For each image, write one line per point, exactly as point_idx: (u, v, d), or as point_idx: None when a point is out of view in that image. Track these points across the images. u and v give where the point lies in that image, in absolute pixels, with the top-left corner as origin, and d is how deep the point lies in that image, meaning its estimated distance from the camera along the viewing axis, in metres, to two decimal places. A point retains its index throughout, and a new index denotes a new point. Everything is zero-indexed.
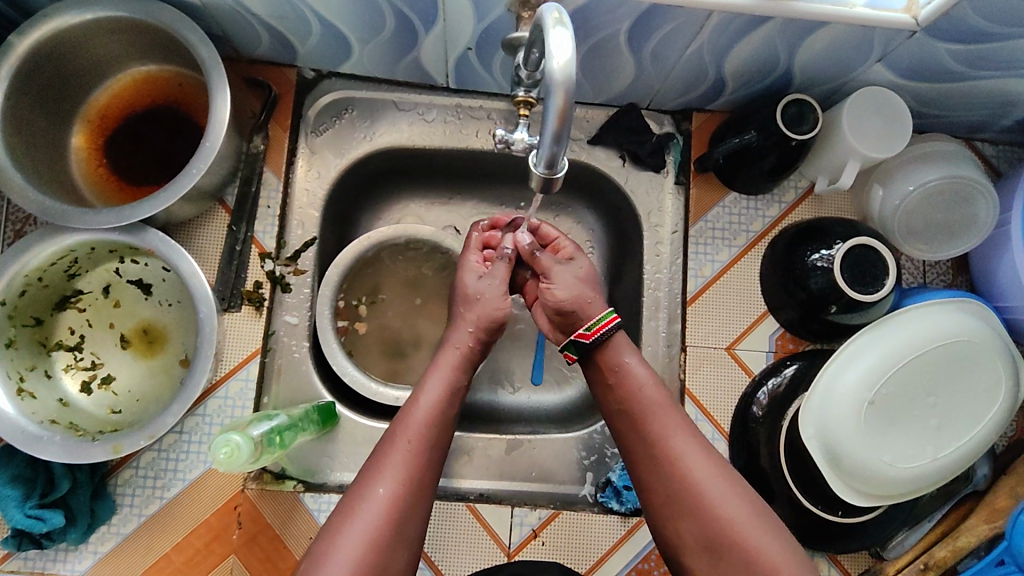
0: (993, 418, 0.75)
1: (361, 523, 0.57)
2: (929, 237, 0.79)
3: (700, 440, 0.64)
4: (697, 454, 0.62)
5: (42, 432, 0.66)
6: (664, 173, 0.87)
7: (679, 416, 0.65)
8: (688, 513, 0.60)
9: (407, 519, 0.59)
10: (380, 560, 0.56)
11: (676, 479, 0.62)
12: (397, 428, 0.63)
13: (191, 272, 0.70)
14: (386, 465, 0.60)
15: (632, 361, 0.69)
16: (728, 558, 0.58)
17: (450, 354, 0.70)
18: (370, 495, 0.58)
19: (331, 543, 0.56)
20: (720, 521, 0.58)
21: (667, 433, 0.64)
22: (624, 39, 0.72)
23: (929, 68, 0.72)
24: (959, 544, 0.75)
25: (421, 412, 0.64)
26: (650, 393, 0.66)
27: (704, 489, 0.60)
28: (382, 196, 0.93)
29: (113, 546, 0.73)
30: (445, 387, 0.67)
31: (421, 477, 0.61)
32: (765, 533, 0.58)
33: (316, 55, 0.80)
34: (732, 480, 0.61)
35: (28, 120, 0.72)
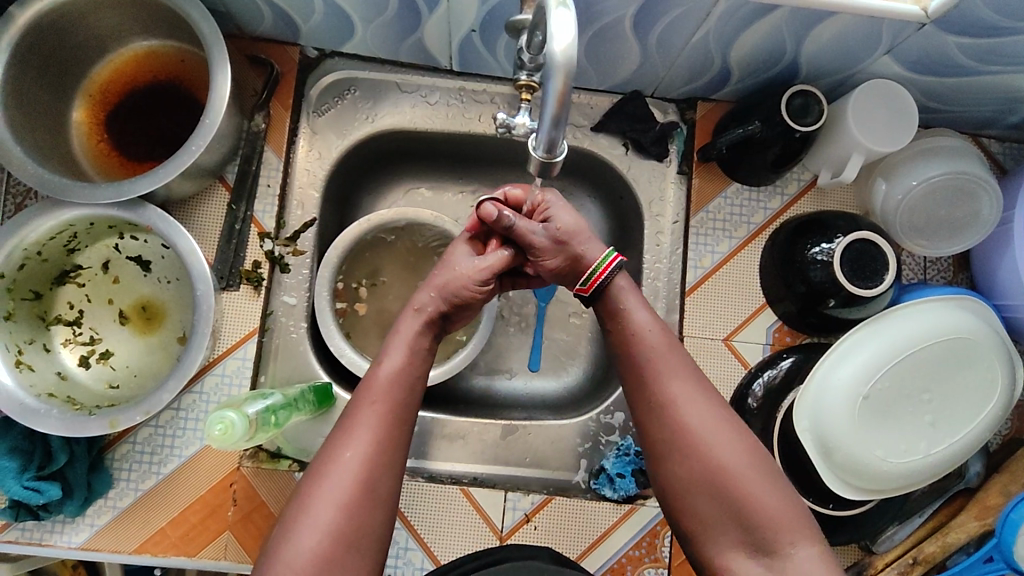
0: (988, 415, 0.75)
1: (330, 495, 0.56)
2: (931, 234, 0.79)
3: (697, 380, 0.62)
4: (694, 401, 0.61)
5: (40, 405, 0.67)
6: (667, 162, 0.86)
7: (679, 355, 0.63)
8: (679, 453, 0.60)
9: (379, 475, 0.58)
10: (354, 526, 0.56)
11: (668, 421, 0.61)
12: (362, 395, 0.62)
13: (189, 249, 0.70)
14: (353, 433, 0.59)
15: (632, 304, 0.66)
16: (717, 499, 0.58)
17: (411, 320, 0.67)
18: (337, 466, 0.57)
19: (301, 513, 0.56)
20: (712, 465, 0.58)
21: (661, 373, 0.62)
22: (630, 25, 0.71)
23: (937, 61, 0.71)
24: (949, 540, 0.76)
25: (387, 376, 0.62)
26: (648, 334, 0.64)
27: (696, 431, 0.60)
28: (383, 178, 0.93)
29: (110, 519, 0.74)
30: (408, 349, 0.65)
31: (392, 442, 0.60)
32: (757, 477, 0.58)
33: (319, 33, 0.80)
34: (728, 423, 0.60)
35: (29, 93, 0.72)
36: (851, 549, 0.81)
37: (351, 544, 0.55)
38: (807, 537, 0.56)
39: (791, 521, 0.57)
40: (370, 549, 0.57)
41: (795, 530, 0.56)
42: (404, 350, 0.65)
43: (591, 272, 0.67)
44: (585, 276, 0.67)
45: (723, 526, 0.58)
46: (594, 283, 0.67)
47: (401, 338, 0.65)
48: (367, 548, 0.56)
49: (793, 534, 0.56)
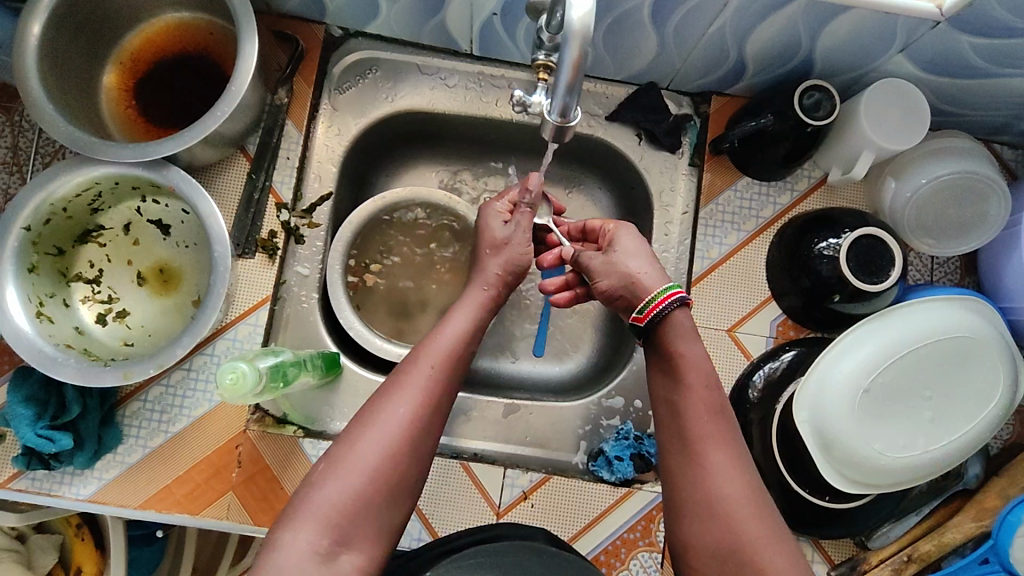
0: (989, 415, 0.75)
1: (380, 435, 0.57)
2: (938, 232, 0.79)
3: (736, 453, 0.61)
4: (719, 445, 0.61)
5: (57, 354, 0.69)
6: (679, 154, 0.88)
7: (726, 424, 0.62)
8: (705, 521, 0.58)
9: (423, 437, 0.59)
10: (394, 475, 0.57)
11: (695, 461, 0.60)
12: (421, 352, 0.64)
13: (209, 212, 0.72)
14: (408, 385, 0.60)
15: (683, 349, 0.66)
16: (738, 574, 0.55)
17: (478, 294, 0.72)
18: (388, 412, 0.59)
19: (349, 448, 0.57)
20: (739, 539, 0.56)
21: (703, 437, 0.61)
22: (648, 14, 0.72)
23: (950, 61, 0.72)
24: (945, 540, 0.76)
25: (448, 343, 0.65)
26: (698, 392, 0.63)
27: (727, 502, 0.58)
28: (400, 159, 0.95)
29: (118, 473, 0.75)
30: (470, 322, 0.68)
31: (442, 403, 0.62)
32: (772, 534, 0.57)
33: (344, 12, 0.82)
34: (761, 504, 0.58)
35: (64, 55, 0.74)
36: (845, 544, 0.81)
37: (388, 490, 0.56)
38: None
39: None
40: (403, 499, 0.58)
41: None
42: (466, 321, 0.68)
43: (648, 300, 0.68)
44: (642, 305, 0.69)
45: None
46: (649, 312, 0.68)
47: (464, 310, 0.69)
48: (400, 498, 0.57)
49: None
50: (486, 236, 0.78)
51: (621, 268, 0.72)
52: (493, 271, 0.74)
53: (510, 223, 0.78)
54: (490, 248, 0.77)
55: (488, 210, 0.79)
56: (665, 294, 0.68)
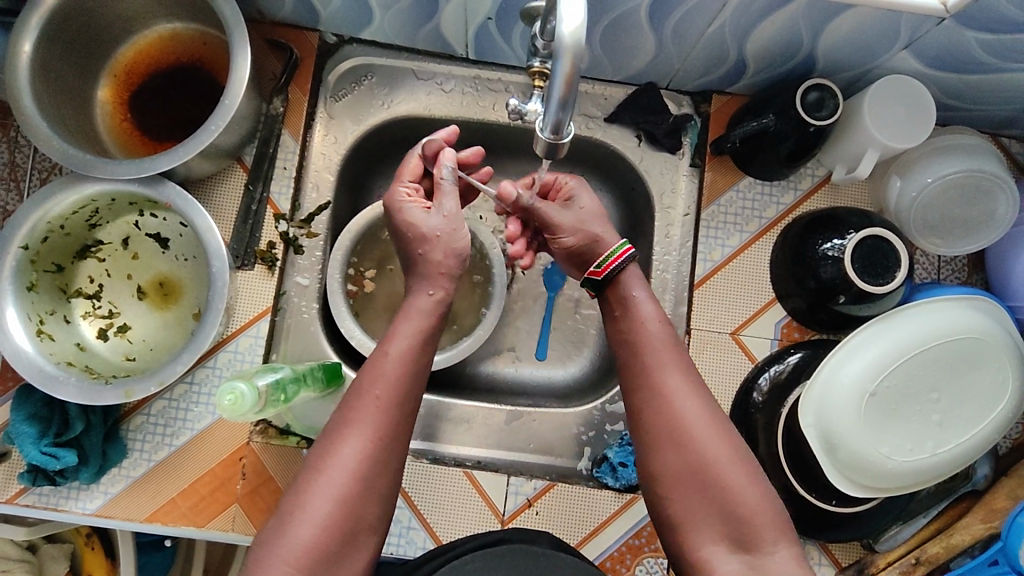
0: (997, 416, 0.74)
1: (330, 483, 0.57)
2: (944, 231, 0.78)
3: (692, 375, 0.63)
4: (688, 393, 0.62)
5: (59, 372, 0.69)
6: (680, 155, 0.86)
7: (680, 354, 0.65)
8: (672, 446, 0.60)
9: (377, 474, 0.58)
10: (351, 517, 0.56)
11: (664, 414, 0.61)
12: (365, 385, 0.61)
13: (206, 227, 0.71)
14: (355, 424, 0.59)
15: (641, 298, 0.68)
16: (704, 489, 0.58)
17: (423, 300, 0.67)
18: (336, 456, 0.58)
19: (299, 502, 0.56)
20: (704, 457, 0.59)
21: (663, 369, 0.63)
22: (645, 15, 0.71)
23: (956, 57, 0.70)
24: (953, 542, 0.75)
25: (392, 369, 0.62)
26: (654, 328, 0.66)
27: (690, 425, 0.60)
28: (397, 164, 0.94)
29: (123, 487, 0.76)
30: (412, 339, 0.64)
31: (393, 437, 0.60)
32: (743, 472, 0.59)
33: (338, 19, 0.81)
34: (720, 420, 0.61)
35: (57, 70, 0.74)
36: (853, 547, 0.80)
37: (344, 536, 0.56)
38: (785, 538, 0.56)
39: (772, 521, 0.57)
40: (364, 538, 0.58)
41: (777, 532, 0.57)
42: (409, 338, 0.64)
43: (603, 259, 0.70)
44: (600, 260, 0.70)
45: (706, 520, 0.58)
46: (607, 268, 0.70)
47: (405, 327, 0.65)
48: (361, 538, 0.57)
49: (774, 536, 0.56)
50: (411, 232, 0.70)
51: (587, 227, 0.72)
52: (438, 267, 0.68)
53: (432, 210, 0.70)
54: (424, 245, 0.69)
55: (391, 196, 0.72)
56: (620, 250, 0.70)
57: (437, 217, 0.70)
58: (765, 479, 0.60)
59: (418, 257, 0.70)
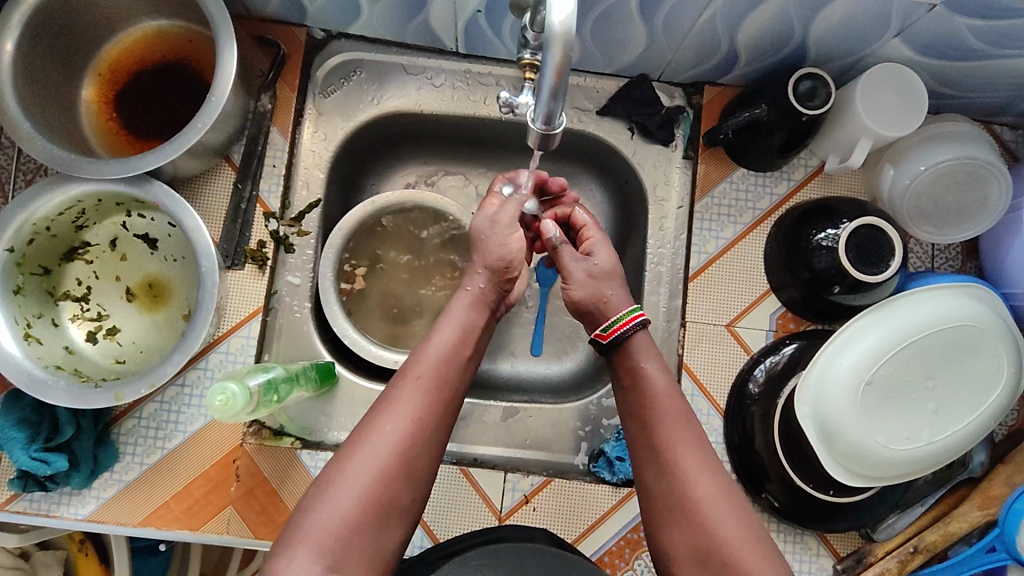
0: (993, 404, 0.74)
1: (370, 456, 0.56)
2: (937, 219, 0.78)
3: (708, 454, 0.61)
4: (702, 471, 0.60)
5: (47, 376, 0.68)
6: (672, 147, 0.86)
7: (692, 430, 0.62)
8: (683, 523, 0.59)
9: (416, 456, 0.58)
10: (387, 496, 0.56)
11: (676, 493, 0.59)
12: (408, 369, 0.62)
13: (194, 226, 0.70)
14: (396, 403, 0.59)
15: (653, 370, 0.66)
16: (717, 574, 0.56)
17: (462, 297, 0.69)
18: (377, 431, 0.57)
19: (339, 471, 0.56)
20: (718, 541, 0.57)
21: (674, 445, 0.61)
22: (635, 7, 0.70)
23: (947, 44, 0.70)
24: (950, 529, 0.75)
25: (435, 354, 0.63)
26: (667, 404, 0.63)
27: (704, 507, 0.58)
28: (388, 161, 0.93)
29: (116, 492, 0.75)
30: (462, 327, 0.66)
31: (434, 416, 0.60)
32: (760, 555, 0.56)
33: (326, 14, 0.80)
34: (735, 501, 0.59)
35: (40, 70, 0.73)
36: (850, 537, 0.80)
37: (381, 512, 0.55)
38: None
39: None
40: (400, 518, 0.57)
41: None
42: (457, 327, 0.66)
43: (614, 321, 0.68)
44: (604, 326, 0.69)
45: None
46: (614, 332, 0.68)
47: (455, 316, 0.67)
48: (396, 518, 0.57)
49: None
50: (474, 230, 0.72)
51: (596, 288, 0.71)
52: (481, 270, 0.70)
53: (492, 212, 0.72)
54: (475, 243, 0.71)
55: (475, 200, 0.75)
56: (629, 316, 0.68)
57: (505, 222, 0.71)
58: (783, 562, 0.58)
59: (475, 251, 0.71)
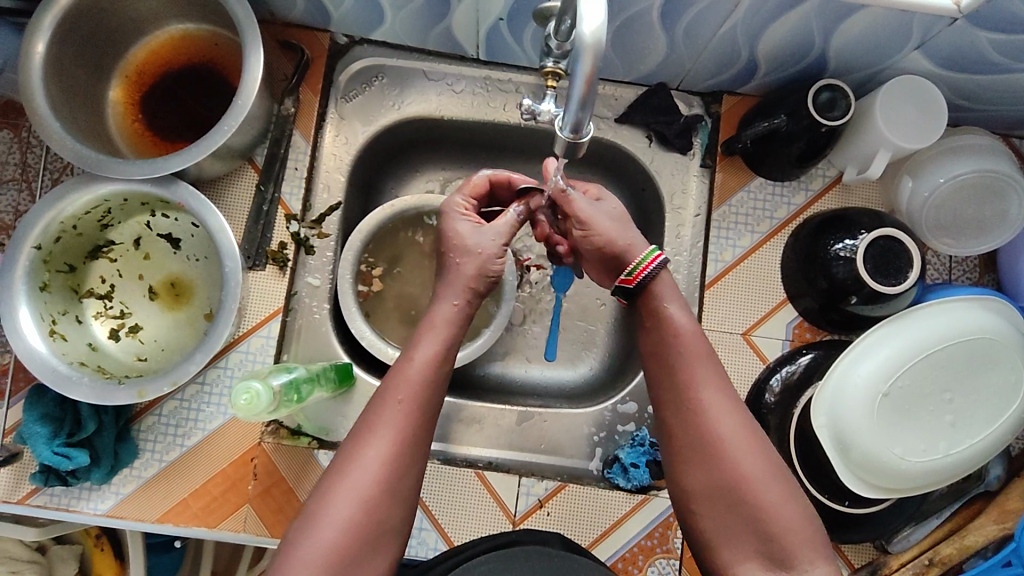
0: (1012, 417, 0.74)
1: (353, 484, 0.56)
2: (956, 232, 0.78)
3: (729, 393, 0.61)
4: (724, 409, 0.60)
5: (71, 372, 0.69)
6: (690, 155, 0.87)
7: (715, 367, 0.62)
8: (705, 460, 0.59)
9: (401, 478, 0.58)
10: (374, 521, 0.56)
11: (698, 432, 0.60)
12: (386, 391, 0.61)
13: (219, 227, 0.71)
14: (377, 428, 0.59)
15: (675, 310, 0.65)
16: (737, 509, 0.58)
17: (446, 309, 0.66)
18: (359, 459, 0.57)
19: (322, 503, 0.56)
20: (740, 478, 0.58)
21: (695, 382, 0.62)
22: (657, 16, 0.71)
23: (968, 57, 0.70)
24: (967, 543, 0.75)
25: (415, 371, 0.61)
26: (688, 343, 0.63)
27: (727, 444, 0.59)
28: (406, 165, 0.94)
29: (135, 487, 0.76)
30: (440, 344, 0.64)
31: (417, 437, 0.60)
32: (781, 493, 0.57)
33: (349, 20, 0.81)
34: (757, 439, 0.60)
35: (71, 71, 0.74)
36: (865, 548, 0.80)
37: (369, 538, 0.56)
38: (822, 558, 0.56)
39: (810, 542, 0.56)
40: (388, 541, 0.57)
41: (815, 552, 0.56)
42: (437, 341, 0.64)
43: (635, 264, 0.66)
44: (629, 269, 0.66)
45: (742, 539, 0.57)
46: (639, 274, 0.66)
47: (432, 333, 0.64)
48: (385, 542, 0.57)
49: (811, 555, 0.56)
50: (455, 243, 0.69)
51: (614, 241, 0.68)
52: (467, 279, 0.67)
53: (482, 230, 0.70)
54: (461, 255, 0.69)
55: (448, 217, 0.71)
56: (647, 259, 0.66)
57: (487, 236, 0.69)
58: (803, 498, 0.59)
59: (452, 265, 0.69)
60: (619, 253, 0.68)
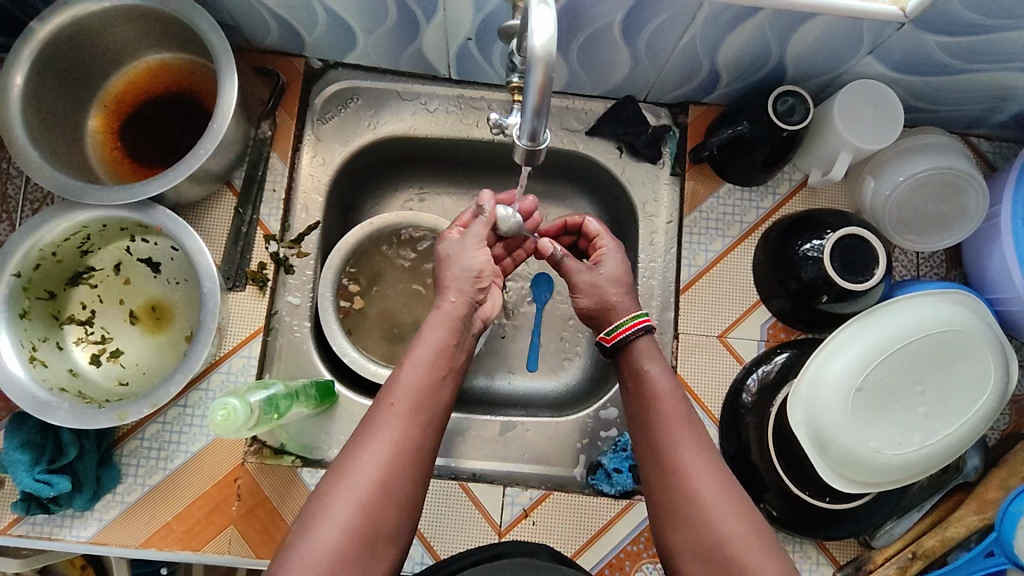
0: (983, 406, 0.75)
1: (352, 487, 0.57)
2: (919, 228, 0.80)
3: (710, 454, 0.63)
4: (705, 471, 0.61)
5: (52, 399, 0.69)
6: (660, 165, 0.89)
7: (695, 430, 0.65)
8: (685, 528, 0.60)
9: (398, 484, 0.58)
10: (370, 524, 0.56)
11: (680, 496, 0.61)
12: (384, 398, 0.63)
13: (197, 249, 0.72)
14: (374, 434, 0.60)
15: (650, 370, 0.69)
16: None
17: (447, 309, 0.70)
18: (359, 463, 0.58)
19: (321, 507, 0.57)
20: (719, 540, 0.57)
21: (677, 444, 0.63)
22: (619, 31, 0.74)
23: (920, 60, 0.73)
24: (948, 534, 0.76)
25: (411, 379, 0.63)
26: (667, 406, 0.66)
27: (706, 504, 0.59)
28: (386, 183, 0.96)
29: (118, 513, 0.76)
30: (437, 348, 0.67)
31: (416, 442, 0.61)
32: (764, 557, 0.56)
33: (323, 44, 0.83)
34: (739, 502, 0.60)
35: (48, 101, 0.75)
36: (850, 544, 0.80)
37: (366, 541, 0.56)
38: None
39: None
40: (385, 546, 0.57)
41: None
42: (432, 347, 0.67)
43: (617, 325, 0.72)
44: (609, 329, 0.73)
45: None
46: (617, 335, 0.72)
47: (429, 337, 0.67)
48: (382, 545, 0.57)
49: None
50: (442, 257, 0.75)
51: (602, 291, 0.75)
52: (455, 287, 0.72)
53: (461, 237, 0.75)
54: (445, 265, 0.74)
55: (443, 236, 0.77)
56: (634, 321, 0.72)
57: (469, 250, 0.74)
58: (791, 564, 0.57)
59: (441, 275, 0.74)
60: (605, 306, 0.75)
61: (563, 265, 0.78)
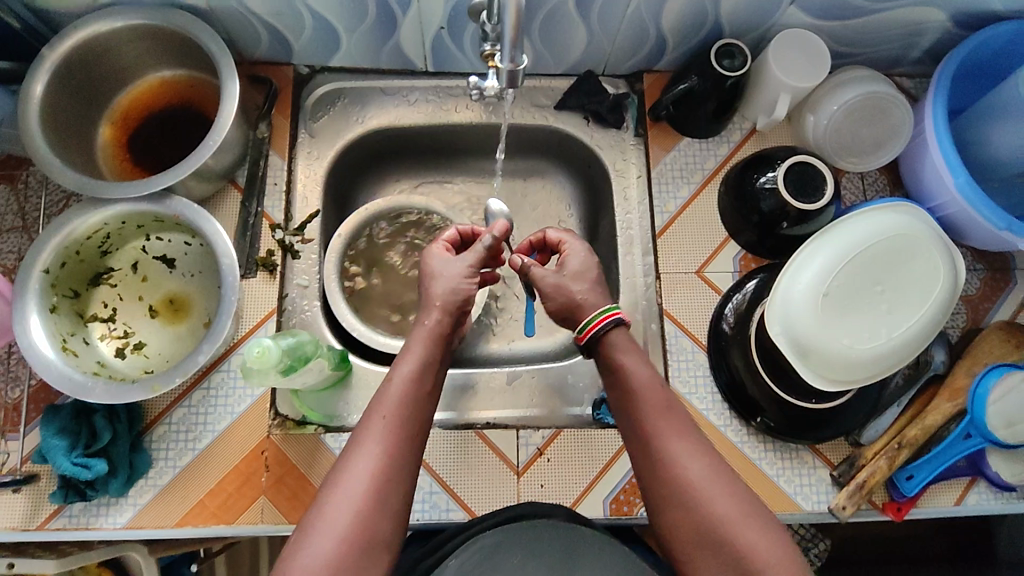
0: (939, 298, 0.83)
1: (345, 498, 0.58)
2: (857, 150, 0.91)
3: (695, 439, 0.65)
4: (691, 455, 0.63)
5: (87, 381, 0.74)
6: (624, 128, 0.98)
7: (677, 416, 0.66)
8: (676, 503, 0.62)
9: (390, 494, 0.60)
10: (366, 532, 0.58)
11: (668, 474, 0.63)
12: (373, 408, 0.64)
13: (213, 231, 0.78)
14: (365, 443, 0.61)
15: (628, 361, 0.69)
16: (715, 546, 0.60)
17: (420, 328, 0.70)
18: (353, 469, 0.60)
19: (317, 518, 0.58)
20: (711, 518, 0.60)
21: (660, 433, 0.64)
22: (572, 6, 0.83)
23: (836, 5, 0.84)
24: (928, 423, 0.82)
25: (394, 394, 0.64)
26: (648, 395, 0.66)
27: (693, 485, 0.62)
28: (377, 175, 1.04)
29: (152, 496, 0.79)
30: (421, 361, 0.67)
31: (404, 448, 0.62)
32: (752, 527, 0.60)
33: (310, 49, 0.92)
34: (725, 478, 0.63)
35: (62, 116, 0.82)
36: (841, 446, 0.86)
37: (364, 548, 0.57)
38: None
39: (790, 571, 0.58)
40: (381, 552, 0.58)
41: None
42: (415, 361, 0.67)
43: (589, 319, 0.71)
44: (580, 327, 0.72)
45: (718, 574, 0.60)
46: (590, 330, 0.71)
47: (413, 350, 0.68)
48: (378, 552, 0.58)
49: None
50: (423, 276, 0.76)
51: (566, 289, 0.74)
52: (436, 301, 0.73)
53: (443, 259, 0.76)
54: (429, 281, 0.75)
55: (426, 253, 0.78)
56: (600, 316, 0.71)
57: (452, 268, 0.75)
58: (778, 530, 0.61)
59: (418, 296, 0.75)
60: (569, 305, 0.73)
61: (529, 272, 0.77)
